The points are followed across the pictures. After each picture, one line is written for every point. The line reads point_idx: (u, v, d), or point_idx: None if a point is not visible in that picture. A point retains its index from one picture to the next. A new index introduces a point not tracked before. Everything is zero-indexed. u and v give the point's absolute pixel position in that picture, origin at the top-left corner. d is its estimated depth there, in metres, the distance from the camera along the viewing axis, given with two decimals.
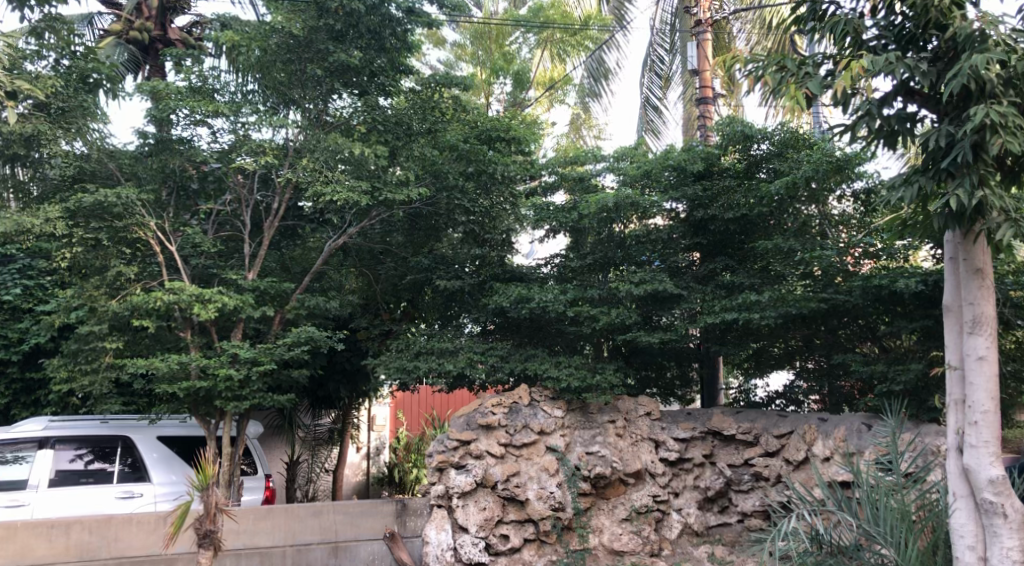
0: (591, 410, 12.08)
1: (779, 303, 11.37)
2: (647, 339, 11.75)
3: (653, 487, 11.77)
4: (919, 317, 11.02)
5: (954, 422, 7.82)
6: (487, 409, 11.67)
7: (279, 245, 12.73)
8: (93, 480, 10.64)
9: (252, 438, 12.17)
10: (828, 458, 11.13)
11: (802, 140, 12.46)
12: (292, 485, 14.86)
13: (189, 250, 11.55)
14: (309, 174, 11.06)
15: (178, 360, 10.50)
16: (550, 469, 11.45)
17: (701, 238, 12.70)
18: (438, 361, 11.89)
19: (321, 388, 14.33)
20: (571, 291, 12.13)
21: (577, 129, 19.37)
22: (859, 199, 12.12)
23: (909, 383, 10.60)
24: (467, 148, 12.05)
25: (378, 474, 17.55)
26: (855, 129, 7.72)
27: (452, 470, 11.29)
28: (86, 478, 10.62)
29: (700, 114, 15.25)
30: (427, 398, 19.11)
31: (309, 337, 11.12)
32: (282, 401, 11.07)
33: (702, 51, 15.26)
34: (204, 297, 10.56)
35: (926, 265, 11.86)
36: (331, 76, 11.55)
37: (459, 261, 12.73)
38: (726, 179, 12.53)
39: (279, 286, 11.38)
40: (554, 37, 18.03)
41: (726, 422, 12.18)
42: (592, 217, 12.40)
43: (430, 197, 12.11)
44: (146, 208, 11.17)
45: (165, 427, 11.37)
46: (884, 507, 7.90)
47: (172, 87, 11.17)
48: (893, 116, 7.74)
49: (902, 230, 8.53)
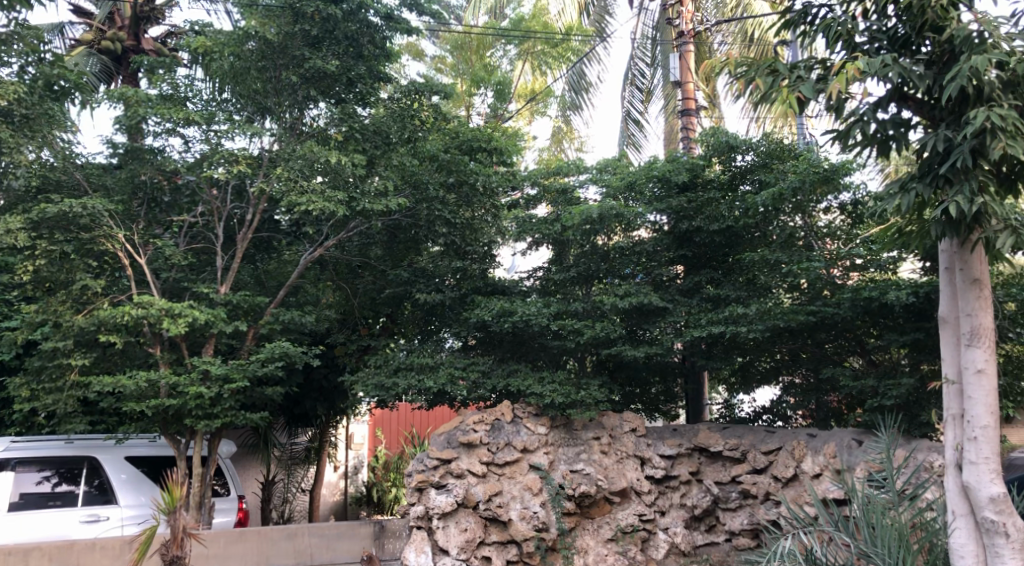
0: (575, 426, 11.77)
1: (766, 316, 11.12)
2: (632, 354, 11.48)
3: (638, 506, 11.43)
4: (910, 330, 10.78)
5: (952, 438, 7.58)
6: (469, 427, 11.34)
7: (253, 259, 12.37)
8: (59, 503, 10.20)
9: (224, 458, 11.75)
10: (818, 475, 10.87)
11: (788, 150, 12.26)
12: (267, 505, 14.43)
13: (159, 263, 11.19)
14: (283, 184, 10.69)
15: (147, 378, 10.12)
16: (533, 488, 11.11)
17: (686, 249, 12.46)
18: (418, 377, 11.54)
19: (298, 405, 13.94)
20: (555, 305, 11.85)
21: (559, 142, 19.35)
22: (846, 211, 11.88)
23: (900, 398, 10.38)
24: (447, 158, 11.76)
25: (357, 493, 17.14)
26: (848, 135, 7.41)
27: (432, 489, 10.90)
28: (51, 501, 10.18)
29: (682, 126, 15.07)
30: (406, 415, 18.75)
31: (284, 353, 10.73)
32: (256, 419, 10.69)
33: (685, 62, 15.07)
34: (174, 311, 10.18)
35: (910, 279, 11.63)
36: (307, 83, 11.21)
37: (438, 274, 12.39)
38: (711, 191, 12.32)
39: (252, 300, 11.01)
40: (535, 49, 18.14)
41: (713, 438, 11.95)
42: (575, 228, 12.16)
43: (409, 209, 11.79)
44: (114, 219, 10.77)
45: (134, 448, 11.00)
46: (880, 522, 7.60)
47: (141, 94, 10.82)
48: (888, 121, 7.38)
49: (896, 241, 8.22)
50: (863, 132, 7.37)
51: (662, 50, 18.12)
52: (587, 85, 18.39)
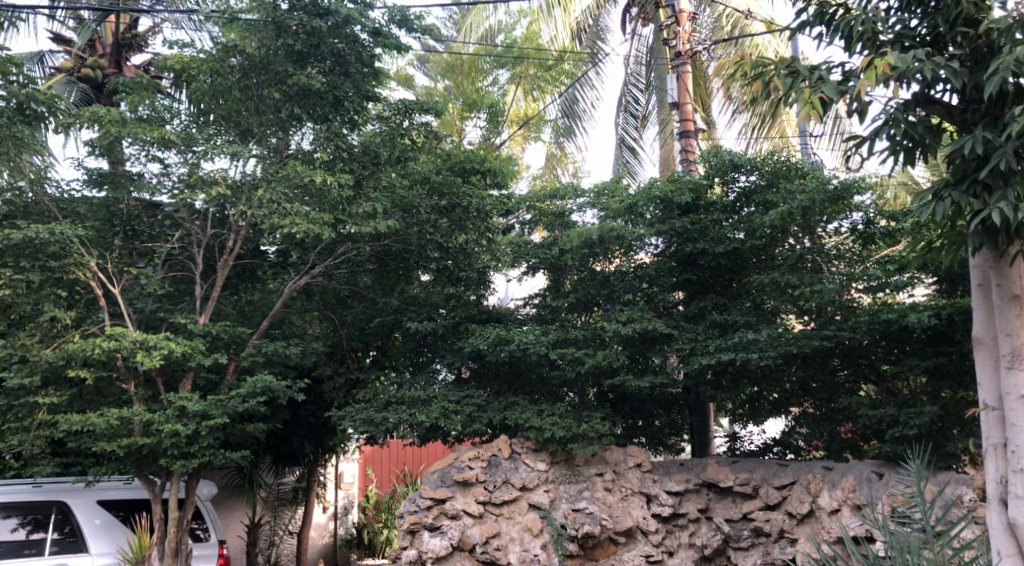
0: (577, 462, 11.09)
1: (777, 343, 10.55)
2: (636, 384, 10.89)
3: (645, 547, 10.72)
4: (931, 354, 10.21)
5: (994, 471, 6.98)
6: (463, 464, 10.75)
7: (236, 288, 11.76)
8: (34, 551, 9.40)
9: (204, 500, 11.02)
10: (836, 510, 10.28)
11: (795, 169, 11.74)
12: (254, 549, 13.74)
13: (134, 292, 10.53)
14: (265, 206, 10.07)
15: (119, 416, 9.44)
16: (533, 528, 10.45)
17: (691, 273, 11.99)
18: (409, 412, 10.89)
19: (285, 443, 13.28)
20: (554, 333, 11.26)
21: (552, 167, 19.00)
22: (858, 232, 11.33)
23: (923, 427, 9.79)
24: (439, 180, 11.21)
25: (347, 535, 16.40)
26: (875, 138, 6.71)
27: (425, 532, 10.27)
28: (27, 550, 9.37)
29: (681, 149, 14.65)
30: (398, 453, 18.14)
31: (267, 387, 10.06)
32: (236, 458, 10.02)
33: (682, 84, 14.47)
34: (149, 344, 9.57)
35: (916, 302, 11.40)
36: (290, 101, 10.60)
37: (430, 303, 11.82)
38: (714, 213, 11.84)
39: (233, 331, 10.39)
40: (528, 72, 17.42)
41: (721, 472, 11.35)
42: (573, 252, 11.71)
43: (400, 233, 11.26)
44: (87, 246, 10.11)
45: (107, 490, 10.31)
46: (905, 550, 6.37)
47: (114, 113, 10.02)
48: (920, 125, 6.69)
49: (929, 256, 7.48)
50: (893, 136, 6.66)
51: (656, 75, 17.70)
52: (580, 112, 17.93)
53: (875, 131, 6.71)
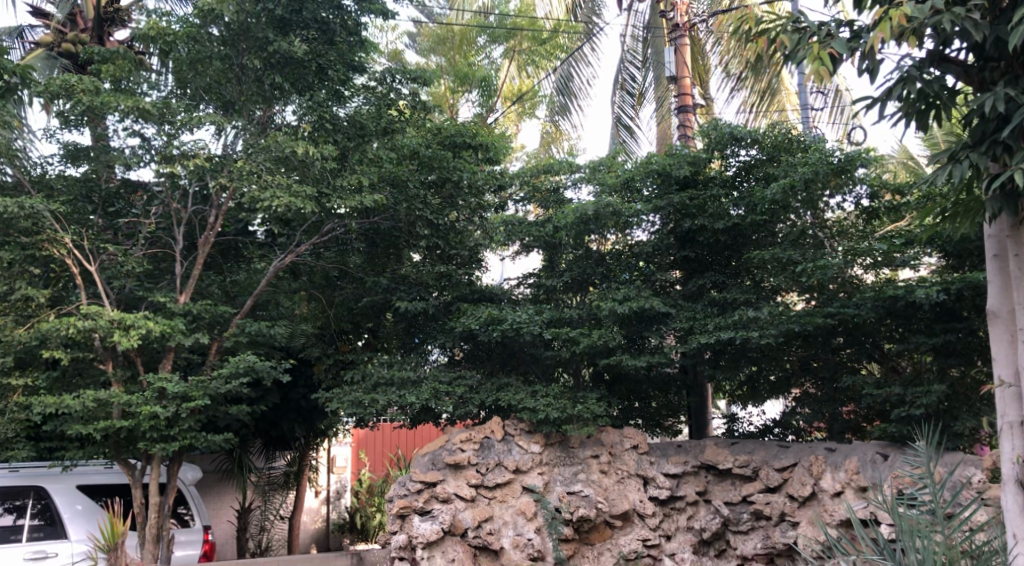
0: (572, 444, 10.74)
1: (779, 321, 10.20)
2: (632, 364, 10.53)
3: (642, 531, 10.46)
4: (939, 331, 9.86)
5: (1010, 451, 6.63)
6: (455, 446, 10.38)
7: (219, 267, 11.42)
8: (18, 536, 9.14)
9: (188, 484, 10.66)
10: (839, 493, 9.99)
11: (797, 142, 11.36)
12: (244, 535, 13.42)
13: (112, 271, 10.16)
14: (244, 177, 9.69)
15: (95, 398, 9.07)
16: (526, 512, 10.16)
17: (689, 250, 11.60)
18: (399, 393, 10.53)
19: (275, 428, 12.95)
20: (549, 312, 10.95)
21: (546, 145, 18.36)
22: (862, 206, 10.97)
23: (929, 407, 9.46)
24: (429, 155, 10.88)
25: (339, 520, 16.06)
26: (888, 97, 6.33)
27: (415, 516, 9.99)
28: (12, 535, 9.13)
29: (679, 124, 14.19)
30: (391, 436, 17.79)
31: (249, 367, 9.71)
32: (218, 441, 9.68)
33: (680, 57, 14.19)
34: (126, 323, 9.20)
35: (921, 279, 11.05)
36: (272, 70, 10.21)
37: (420, 282, 11.43)
38: (713, 188, 11.47)
39: (215, 309, 10.02)
40: (521, 46, 17.09)
41: (720, 454, 11.04)
42: (568, 229, 11.39)
43: (388, 209, 10.90)
44: (62, 222, 9.71)
45: (86, 475, 9.96)
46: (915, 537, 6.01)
47: (86, 82, 9.60)
48: (936, 85, 6.32)
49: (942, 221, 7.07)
50: (907, 95, 6.27)
51: (653, 51, 17.23)
52: (574, 90, 17.28)
53: (888, 92, 6.30)
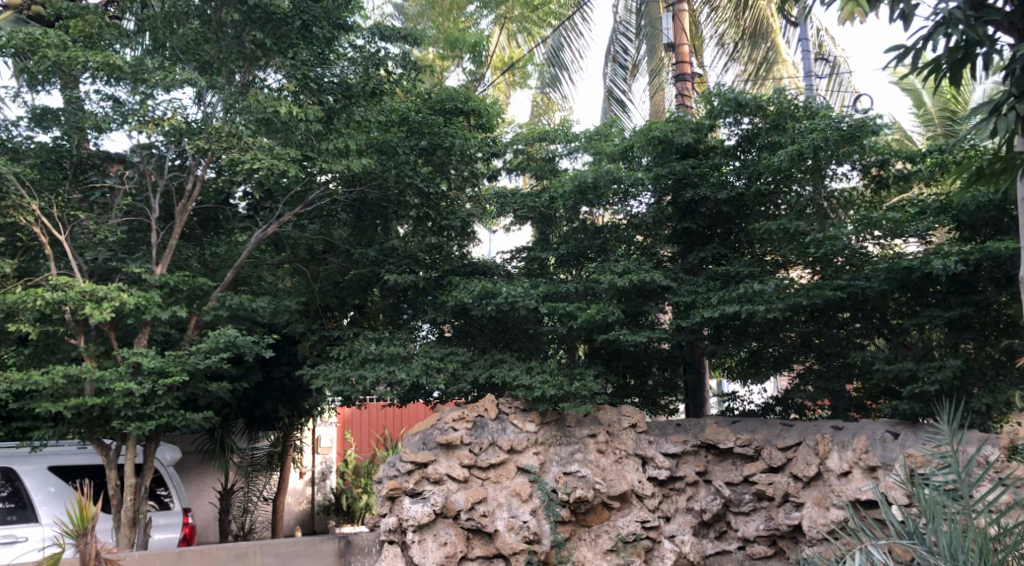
0: (568, 422, 10.33)
1: (784, 295, 9.78)
2: (632, 339, 10.07)
3: (641, 512, 10.06)
4: (954, 305, 9.45)
5: None
6: (447, 425, 9.92)
7: (198, 238, 10.90)
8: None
9: (167, 465, 10.19)
10: (847, 472, 9.59)
11: (802, 109, 10.89)
12: (227, 517, 12.96)
13: (83, 241, 9.62)
14: (221, 140, 9.15)
15: (65, 374, 8.55)
16: (522, 494, 9.71)
17: (690, 222, 11.13)
18: (388, 369, 10.04)
19: (257, 407, 12.46)
20: (544, 285, 10.46)
21: (539, 117, 17.86)
22: (869, 176, 10.56)
23: (943, 383, 9.07)
24: (418, 119, 10.38)
25: (324, 501, 15.63)
26: (928, 41, 6.01)
27: (406, 499, 9.53)
28: None
29: (677, 93, 13.72)
30: (377, 416, 17.38)
31: (230, 342, 9.19)
32: (197, 420, 9.16)
33: (679, 23, 13.78)
34: (99, 295, 8.66)
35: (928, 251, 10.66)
36: (252, 26, 9.63)
37: (409, 256, 10.98)
38: (714, 157, 11.04)
39: (193, 281, 9.48)
40: (513, 13, 16.69)
41: (721, 433, 10.63)
42: (564, 199, 10.92)
43: (376, 176, 10.39)
44: (28, 187, 9.16)
45: (58, 456, 9.47)
46: (940, 516, 5.70)
47: (52, 36, 9.01)
48: (978, 30, 6.01)
49: (973, 182, 6.75)
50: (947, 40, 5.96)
51: (647, 22, 16.45)
52: (567, 62, 16.47)
53: (932, 34, 5.98)
